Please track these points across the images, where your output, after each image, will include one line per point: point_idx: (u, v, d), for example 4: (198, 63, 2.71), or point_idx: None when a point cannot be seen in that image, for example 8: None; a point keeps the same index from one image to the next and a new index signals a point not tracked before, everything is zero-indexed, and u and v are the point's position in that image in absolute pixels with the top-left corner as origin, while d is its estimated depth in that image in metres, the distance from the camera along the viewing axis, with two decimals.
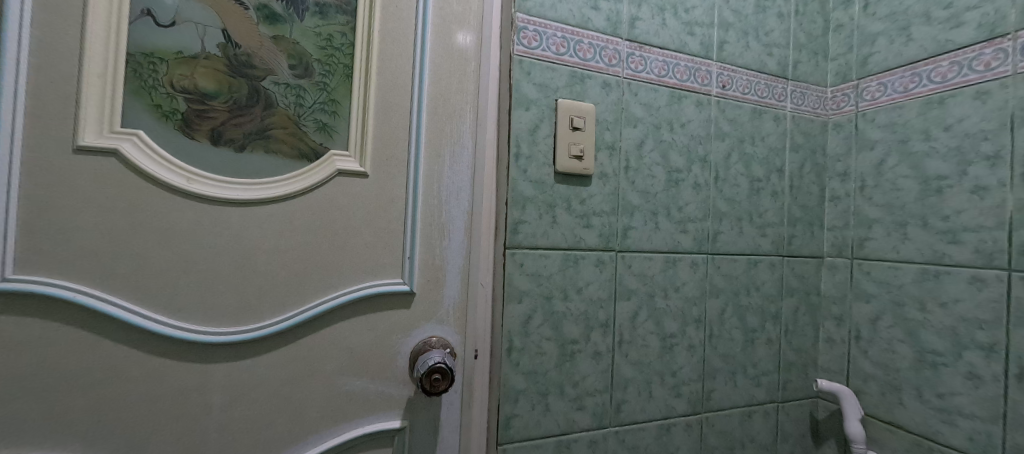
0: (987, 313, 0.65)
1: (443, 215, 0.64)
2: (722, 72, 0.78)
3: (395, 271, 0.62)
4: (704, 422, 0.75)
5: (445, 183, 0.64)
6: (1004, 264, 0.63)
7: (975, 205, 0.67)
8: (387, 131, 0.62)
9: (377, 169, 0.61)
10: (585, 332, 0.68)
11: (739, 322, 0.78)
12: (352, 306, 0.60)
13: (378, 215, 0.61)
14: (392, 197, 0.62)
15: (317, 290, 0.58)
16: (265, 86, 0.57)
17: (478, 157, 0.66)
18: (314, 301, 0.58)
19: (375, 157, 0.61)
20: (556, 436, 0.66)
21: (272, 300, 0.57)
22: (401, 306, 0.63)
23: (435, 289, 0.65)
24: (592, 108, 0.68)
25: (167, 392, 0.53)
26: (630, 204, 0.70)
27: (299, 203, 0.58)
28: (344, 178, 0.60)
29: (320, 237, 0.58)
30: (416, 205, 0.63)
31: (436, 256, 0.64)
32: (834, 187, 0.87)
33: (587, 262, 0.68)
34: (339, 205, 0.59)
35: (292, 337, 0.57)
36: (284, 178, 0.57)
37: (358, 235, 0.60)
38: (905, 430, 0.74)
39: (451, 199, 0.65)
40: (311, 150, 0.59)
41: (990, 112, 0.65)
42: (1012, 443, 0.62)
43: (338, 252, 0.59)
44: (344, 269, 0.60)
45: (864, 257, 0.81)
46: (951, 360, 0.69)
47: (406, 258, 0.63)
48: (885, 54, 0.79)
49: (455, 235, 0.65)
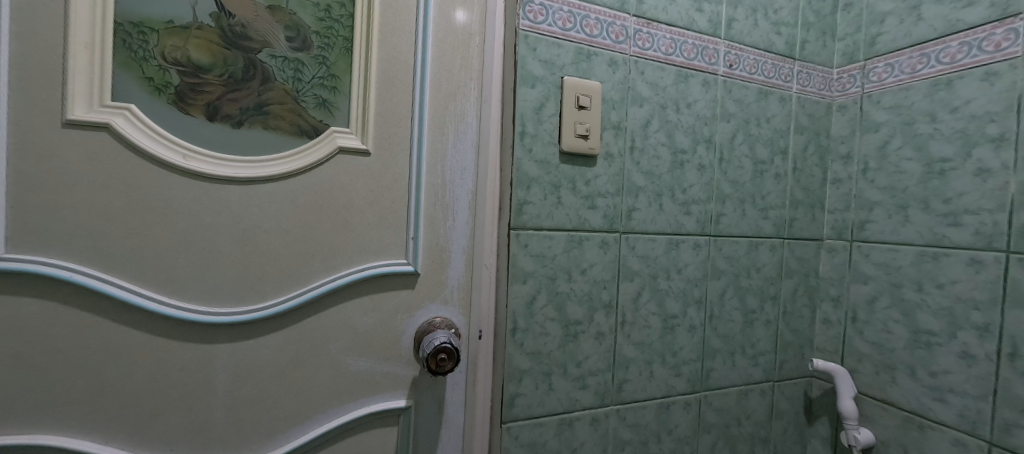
0: (983, 293, 0.66)
1: (447, 195, 0.63)
2: (730, 51, 0.77)
3: (399, 252, 0.62)
4: (702, 400, 0.76)
5: (449, 162, 0.63)
6: (1003, 246, 0.65)
7: (977, 188, 0.67)
8: (390, 108, 0.60)
9: (379, 148, 0.59)
10: (588, 312, 0.68)
11: (739, 303, 0.79)
12: (356, 287, 0.60)
13: (381, 195, 0.60)
14: (395, 177, 0.60)
15: (319, 270, 0.58)
16: (262, 59, 0.54)
17: (483, 136, 0.64)
18: (318, 281, 0.57)
19: (377, 134, 0.59)
20: (559, 415, 0.67)
21: (274, 280, 0.56)
22: (405, 287, 0.62)
23: (440, 270, 0.64)
24: (598, 86, 0.66)
25: (170, 373, 0.52)
26: (635, 185, 0.70)
27: (300, 181, 0.56)
28: (346, 155, 0.58)
29: (322, 216, 0.57)
30: (419, 185, 0.61)
31: (441, 237, 0.64)
32: (836, 169, 0.87)
33: (592, 243, 0.68)
34: (341, 184, 0.58)
35: (296, 318, 0.57)
36: (284, 156, 0.55)
37: (361, 215, 0.59)
38: (897, 407, 0.76)
39: (455, 178, 0.63)
40: (311, 126, 0.57)
41: (998, 94, 0.65)
42: (1001, 418, 0.65)
43: (340, 232, 0.58)
44: (347, 249, 0.59)
45: (864, 239, 0.81)
46: (945, 340, 0.70)
47: (410, 239, 0.62)
48: (893, 34, 0.78)
49: (460, 215, 0.64)
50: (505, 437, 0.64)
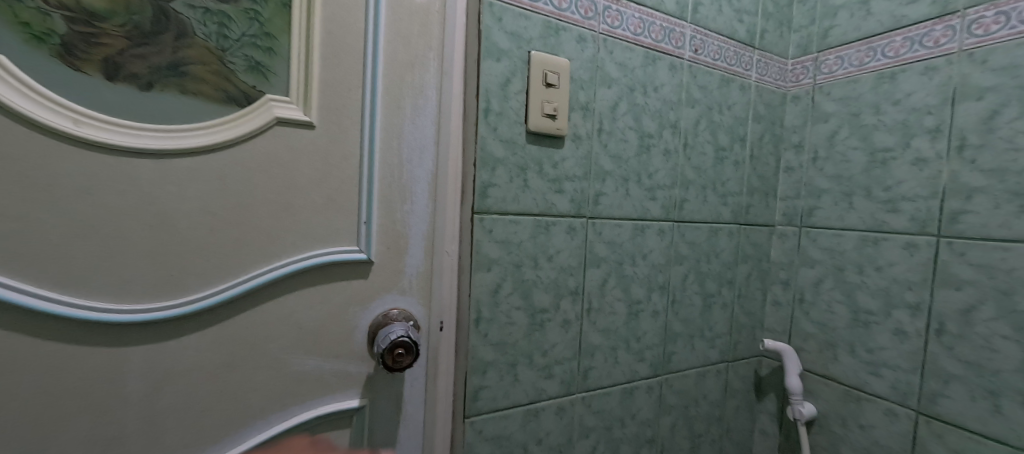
0: (915, 275, 0.71)
1: (404, 175, 0.58)
2: (695, 35, 0.76)
3: (349, 238, 0.56)
4: (664, 383, 0.77)
5: (407, 139, 0.57)
6: (935, 231, 0.69)
7: (915, 176, 0.71)
8: (337, 74, 0.53)
9: (326, 121, 0.53)
10: (554, 300, 0.66)
11: (699, 288, 0.80)
12: (300, 277, 0.53)
13: (328, 174, 0.53)
14: (344, 154, 0.54)
15: (256, 259, 0.51)
16: (176, 8, 0.45)
17: (443, 112, 0.59)
18: (255, 271, 0.50)
19: (323, 104, 0.52)
20: (525, 406, 0.64)
21: (201, 271, 0.48)
22: (357, 277, 0.57)
23: (398, 258, 0.59)
24: (566, 63, 0.63)
25: (69, 382, 0.44)
26: (602, 169, 0.68)
27: (229, 156, 0.48)
28: (285, 127, 0.51)
29: (257, 197, 0.50)
30: (372, 163, 0.55)
31: (397, 221, 0.58)
32: (788, 158, 0.90)
33: (559, 229, 0.65)
34: (281, 161, 0.51)
35: (229, 314, 0.50)
36: (208, 125, 0.47)
37: (306, 197, 0.52)
38: (837, 382, 0.81)
39: (413, 157, 0.58)
40: (241, 93, 0.49)
41: (936, 88, 0.69)
42: (927, 389, 0.70)
43: (281, 216, 0.51)
44: (289, 235, 0.52)
45: (812, 225, 0.85)
46: (881, 318, 0.75)
47: (362, 223, 0.56)
48: (844, 28, 0.81)
49: (419, 197, 0.59)
50: (469, 432, 0.61)
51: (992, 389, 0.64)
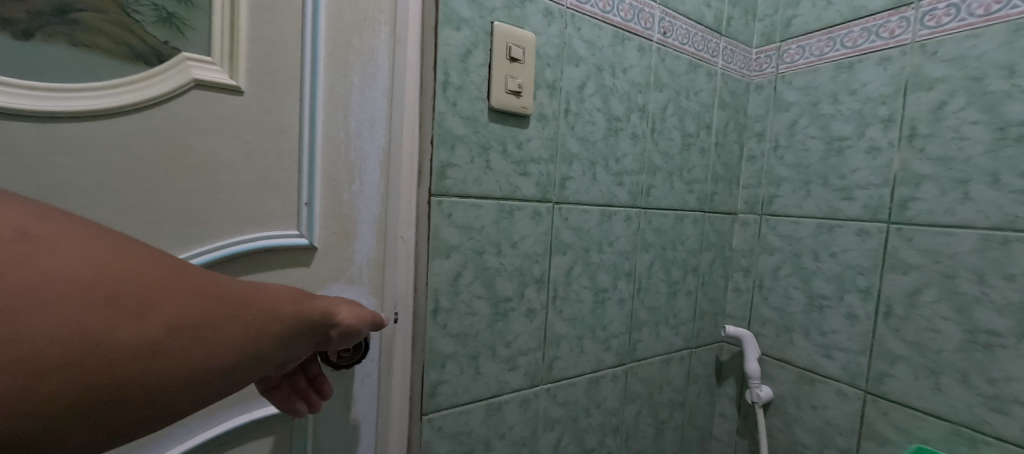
0: (867, 260, 0.73)
1: (351, 152, 0.52)
2: (664, 17, 0.74)
3: (288, 221, 0.50)
4: (629, 372, 0.76)
5: (354, 111, 0.52)
6: (886, 218, 0.71)
7: (868, 165, 0.73)
8: (271, 35, 0.46)
9: (257, 86, 0.46)
10: (518, 289, 0.62)
11: (664, 275, 0.80)
12: (228, 265, 0.47)
13: (260, 149, 0.47)
14: (280, 126, 0.48)
15: (173, 245, 0.44)
16: None
17: (395, 83, 0.54)
18: (171, 259, 0.44)
19: (253, 68, 0.46)
20: (487, 399, 0.61)
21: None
22: (298, 264, 0.51)
23: (346, 244, 0.54)
24: (532, 38, 0.59)
25: None
26: (569, 152, 0.65)
27: (132, 123, 0.41)
28: (206, 92, 0.44)
29: (173, 173, 0.43)
30: (314, 138, 0.49)
31: (344, 204, 0.53)
32: (751, 146, 0.91)
33: (524, 214, 0.62)
34: (203, 131, 0.44)
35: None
36: (107, 86, 0.40)
37: (234, 175, 0.46)
38: (793, 365, 0.83)
39: (362, 132, 0.52)
40: (150, 49, 0.42)
41: (890, 78, 0.71)
42: (875, 370, 0.73)
43: (204, 194, 0.45)
44: (214, 218, 0.46)
45: (772, 213, 0.86)
46: (834, 302, 0.77)
47: (303, 205, 0.50)
48: (806, 17, 0.81)
49: (369, 177, 0.54)
50: (426, 430, 0.57)
51: (934, 368, 0.67)
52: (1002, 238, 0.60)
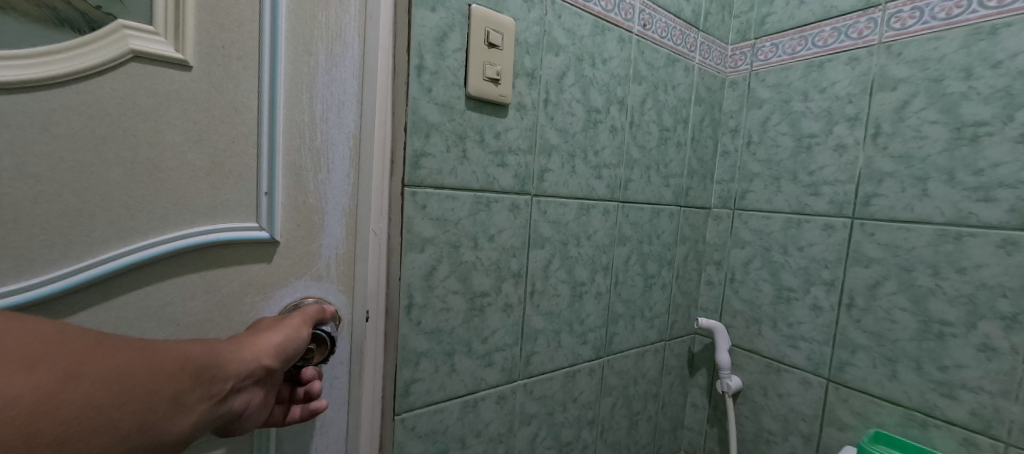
0: (832, 254, 0.76)
1: (317, 138, 0.49)
2: (644, 10, 0.73)
3: (245, 213, 0.46)
4: (605, 365, 0.76)
5: (320, 94, 0.48)
6: (851, 213, 0.73)
7: (835, 161, 0.75)
8: (223, 4, 0.42)
9: (204, 61, 0.42)
10: (495, 283, 0.61)
11: (640, 269, 0.80)
12: (173, 261, 0.43)
13: (210, 132, 0.43)
14: (234, 106, 0.44)
15: (108, 237, 0.40)
16: None
17: (367, 63, 0.50)
18: (106, 253, 0.40)
19: (201, 41, 0.42)
20: (463, 397, 0.60)
21: (20, 252, 0.37)
22: (254, 259, 0.47)
23: (311, 237, 0.50)
24: (512, 23, 0.57)
25: None
26: (548, 144, 0.63)
27: (60, 98, 0.37)
28: (145, 64, 0.40)
29: (109, 158, 0.39)
30: (274, 120, 0.46)
31: (309, 194, 0.49)
32: (725, 142, 0.92)
33: (501, 207, 0.60)
34: (143, 111, 0.40)
35: (72, 309, 0.39)
36: (21, 56, 0.36)
37: (180, 160, 0.42)
38: (761, 355, 0.86)
39: (328, 117, 0.49)
40: (79, 13, 0.38)
41: (857, 77, 0.73)
42: (837, 359, 0.76)
43: (146, 181, 0.41)
44: (155, 207, 0.42)
45: (744, 208, 0.88)
46: (801, 295, 0.80)
47: (263, 194, 0.46)
48: (780, 15, 0.83)
49: (336, 166, 0.50)
50: (399, 430, 0.55)
51: (890, 357, 0.70)
52: (955, 233, 0.63)
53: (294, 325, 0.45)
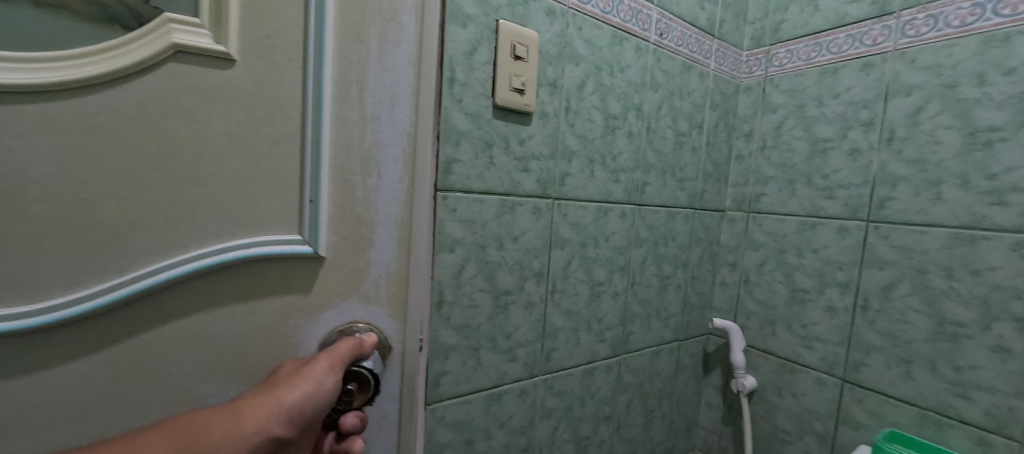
0: (846, 256, 0.77)
1: (364, 145, 0.49)
2: (661, 19, 0.76)
3: (289, 220, 0.46)
4: (622, 363, 0.79)
5: (367, 100, 0.48)
6: (865, 216, 0.75)
7: (849, 165, 0.77)
8: (268, 8, 0.42)
9: (249, 65, 0.42)
10: (519, 282, 0.64)
11: (656, 270, 0.82)
12: (217, 271, 0.43)
13: (255, 137, 0.43)
14: (279, 107, 0.44)
15: (157, 243, 0.40)
16: None
17: (421, 71, 0.51)
18: (156, 263, 0.40)
19: (248, 45, 0.42)
20: (487, 390, 0.63)
21: (71, 263, 0.38)
22: (299, 269, 0.47)
23: (357, 246, 0.50)
24: (536, 36, 0.60)
25: None
26: (569, 149, 0.66)
27: (108, 102, 0.37)
28: (195, 67, 0.40)
29: (158, 164, 0.39)
30: (322, 125, 0.46)
31: (356, 202, 0.49)
32: (739, 146, 0.94)
33: (524, 210, 0.63)
34: (192, 118, 0.40)
35: (129, 318, 0.40)
36: (79, 55, 0.36)
37: (224, 164, 0.42)
38: (775, 355, 0.87)
39: (375, 123, 0.49)
40: (123, 8, 0.39)
41: (872, 83, 0.74)
42: (852, 359, 0.77)
43: (194, 187, 0.41)
44: (206, 215, 0.42)
45: (758, 210, 0.90)
46: (815, 296, 0.81)
47: (310, 202, 0.47)
48: (794, 22, 0.85)
49: (383, 172, 0.50)
50: (429, 420, 0.59)
51: (905, 357, 0.71)
52: (968, 236, 0.65)
53: (319, 375, 0.46)
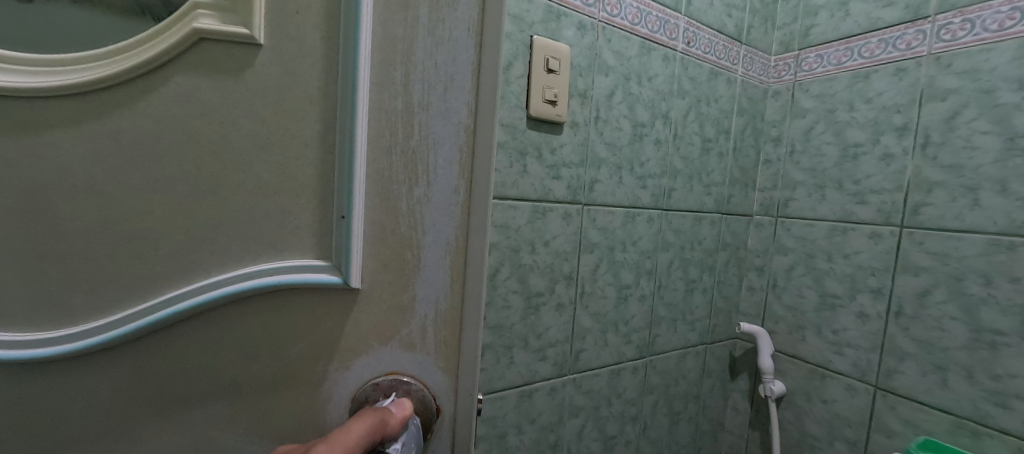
0: (879, 262, 0.77)
1: (416, 137, 0.34)
2: (688, 28, 0.78)
3: (317, 243, 0.33)
4: (648, 364, 0.81)
5: (423, 71, 0.34)
6: (898, 222, 0.74)
7: (882, 171, 0.76)
8: None
9: (274, 33, 0.31)
10: (549, 284, 0.67)
11: (683, 274, 0.84)
12: (222, 313, 0.32)
13: (282, 136, 0.31)
14: (311, 87, 0.32)
15: (170, 269, 0.30)
16: None
17: (485, 42, 0.34)
18: (148, 300, 0.30)
19: (274, 19, 0.31)
20: (519, 387, 0.66)
21: (42, 300, 0.29)
22: (327, 314, 0.34)
23: (401, 283, 0.35)
24: (567, 50, 0.63)
25: None
26: (598, 157, 0.69)
27: (104, 107, 0.28)
28: (214, 45, 0.30)
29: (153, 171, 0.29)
30: (355, 106, 0.31)
31: (403, 217, 0.34)
32: (767, 151, 0.94)
33: (555, 215, 0.66)
34: (195, 106, 0.29)
35: (114, 369, 0.30)
36: (86, 57, 0.28)
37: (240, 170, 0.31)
38: (804, 361, 0.87)
39: (432, 103, 0.34)
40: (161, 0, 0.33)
41: (905, 88, 0.74)
42: (884, 366, 0.76)
43: (196, 202, 0.30)
44: (216, 240, 0.31)
45: (787, 215, 0.90)
46: (846, 302, 0.81)
47: (340, 219, 0.33)
48: (824, 27, 0.85)
49: (442, 175, 0.35)
50: None
51: (940, 365, 0.71)
52: (1007, 243, 0.64)
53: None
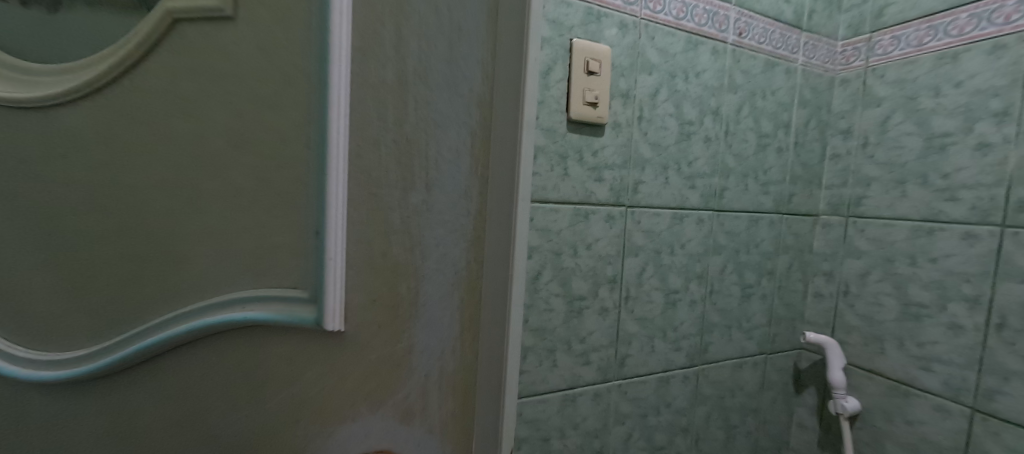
0: (975, 267, 0.68)
1: (416, 152, 0.40)
2: (739, 19, 0.74)
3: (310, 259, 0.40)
4: (700, 373, 0.77)
5: (412, 93, 0.39)
6: (999, 220, 0.66)
7: (976, 163, 0.68)
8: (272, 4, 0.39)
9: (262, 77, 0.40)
10: (592, 288, 0.66)
11: (738, 278, 0.79)
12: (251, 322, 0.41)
13: (275, 152, 0.40)
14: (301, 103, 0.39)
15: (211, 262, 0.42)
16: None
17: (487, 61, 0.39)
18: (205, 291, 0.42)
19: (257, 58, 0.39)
20: (563, 391, 0.66)
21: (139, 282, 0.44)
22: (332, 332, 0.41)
23: (398, 286, 0.42)
24: (607, 50, 0.63)
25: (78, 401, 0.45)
26: (642, 157, 0.67)
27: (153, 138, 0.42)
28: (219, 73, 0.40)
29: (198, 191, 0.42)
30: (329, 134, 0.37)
31: (407, 222, 0.41)
32: (834, 144, 0.87)
33: (598, 218, 0.65)
34: (218, 143, 0.41)
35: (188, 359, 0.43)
36: None
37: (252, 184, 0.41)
38: (884, 376, 0.79)
39: (425, 122, 0.40)
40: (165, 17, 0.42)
41: (1004, 68, 0.65)
42: (984, 385, 0.67)
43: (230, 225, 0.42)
44: (236, 232, 0.42)
45: (859, 215, 0.82)
46: (935, 312, 0.72)
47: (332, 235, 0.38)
48: (900, 6, 0.77)
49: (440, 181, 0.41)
50: None
51: None
52: None
53: None
